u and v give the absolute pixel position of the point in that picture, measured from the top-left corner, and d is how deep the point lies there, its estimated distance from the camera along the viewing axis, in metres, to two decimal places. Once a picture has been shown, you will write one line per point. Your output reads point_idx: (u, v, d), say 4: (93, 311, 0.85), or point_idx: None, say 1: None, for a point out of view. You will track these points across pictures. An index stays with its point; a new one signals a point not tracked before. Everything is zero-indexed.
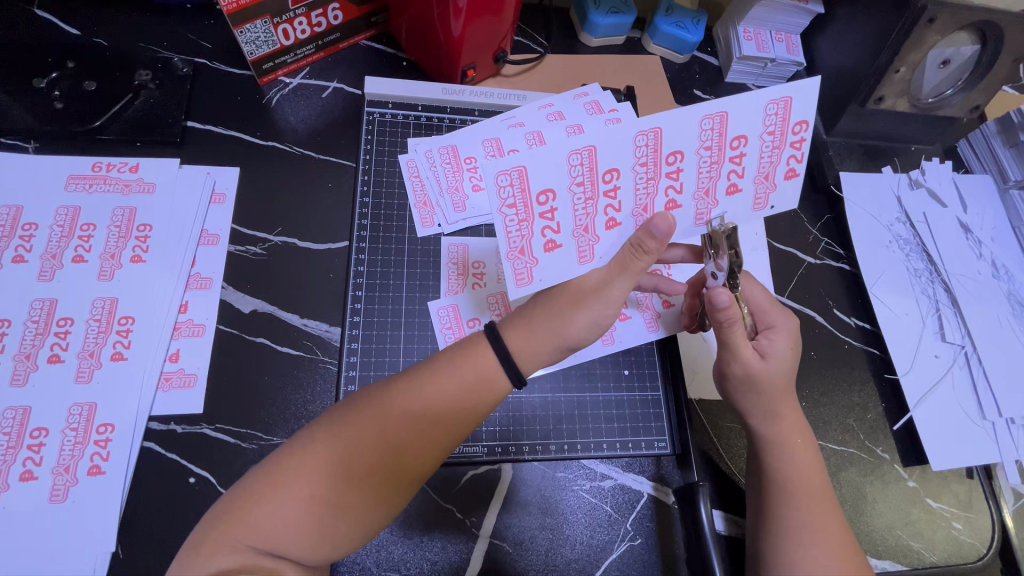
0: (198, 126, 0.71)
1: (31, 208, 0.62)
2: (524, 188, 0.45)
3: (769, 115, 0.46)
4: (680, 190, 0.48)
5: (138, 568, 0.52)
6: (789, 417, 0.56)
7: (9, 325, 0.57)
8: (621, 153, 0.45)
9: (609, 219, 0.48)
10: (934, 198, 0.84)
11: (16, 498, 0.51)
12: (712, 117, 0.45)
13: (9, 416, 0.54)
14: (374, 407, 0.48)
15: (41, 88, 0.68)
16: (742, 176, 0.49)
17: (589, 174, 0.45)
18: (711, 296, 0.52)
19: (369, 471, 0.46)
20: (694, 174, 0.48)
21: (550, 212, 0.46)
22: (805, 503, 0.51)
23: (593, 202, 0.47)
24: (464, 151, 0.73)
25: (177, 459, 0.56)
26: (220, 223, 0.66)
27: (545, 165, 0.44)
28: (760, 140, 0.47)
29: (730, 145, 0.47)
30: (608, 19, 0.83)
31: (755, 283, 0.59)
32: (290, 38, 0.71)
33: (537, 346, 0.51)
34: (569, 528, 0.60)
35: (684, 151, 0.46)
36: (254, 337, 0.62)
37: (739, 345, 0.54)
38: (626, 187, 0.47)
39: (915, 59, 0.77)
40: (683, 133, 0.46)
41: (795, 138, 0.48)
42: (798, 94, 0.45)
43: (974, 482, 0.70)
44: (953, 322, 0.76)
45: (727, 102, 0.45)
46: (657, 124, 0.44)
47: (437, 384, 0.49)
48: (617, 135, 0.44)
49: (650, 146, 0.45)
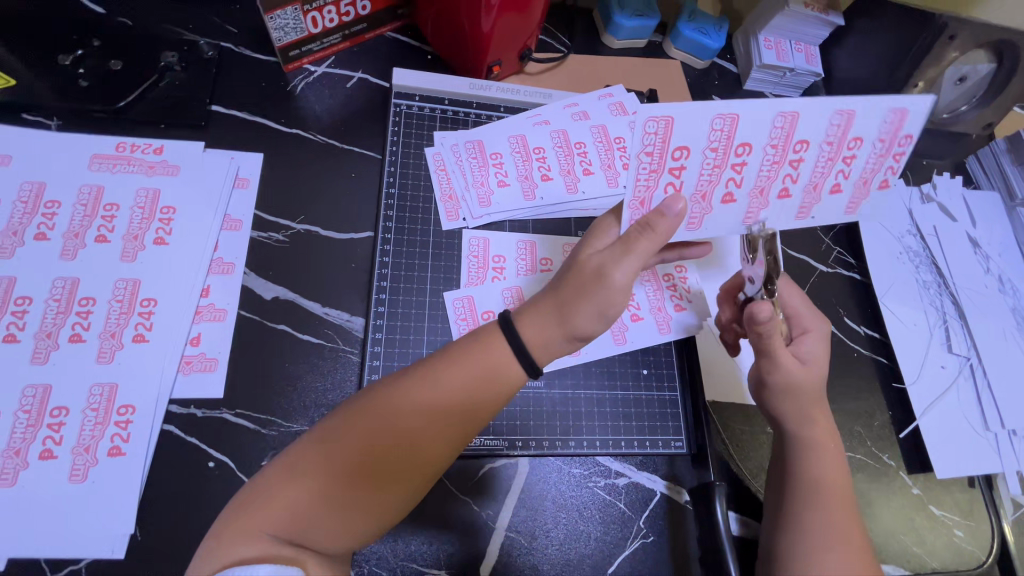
0: (222, 110, 0.70)
1: (54, 186, 0.62)
2: (666, 140, 0.47)
3: (884, 122, 0.48)
4: (796, 180, 0.50)
5: (156, 551, 0.52)
6: (822, 422, 0.56)
7: (29, 303, 0.57)
8: (758, 129, 0.47)
9: (727, 193, 0.51)
10: (944, 211, 0.85)
11: (35, 477, 0.51)
12: (841, 113, 0.47)
13: (29, 394, 0.53)
14: (385, 401, 0.48)
15: (65, 65, 0.67)
16: (847, 176, 0.51)
17: (724, 142, 0.48)
18: (755, 305, 0.54)
19: (381, 462, 0.46)
20: (811, 167, 0.50)
21: (678, 169, 0.49)
22: (816, 507, 0.52)
23: (719, 171, 0.49)
24: (489, 147, 0.73)
25: (197, 444, 0.56)
26: (243, 208, 0.66)
27: (693, 120, 0.46)
28: (871, 146, 0.49)
29: (846, 144, 0.49)
30: (632, 22, 0.83)
31: (795, 289, 0.61)
32: (318, 27, 0.71)
33: (548, 335, 0.50)
34: (584, 524, 0.60)
35: (809, 142, 0.48)
36: (275, 324, 0.61)
37: (782, 353, 0.55)
38: (752, 165, 0.49)
39: (932, 75, 0.81)
40: (818, 123, 0.47)
41: (899, 149, 0.49)
42: (916, 107, 0.47)
43: (976, 491, 0.72)
44: (960, 334, 0.78)
45: (857, 100, 0.47)
46: (795, 109, 0.47)
47: (449, 377, 0.49)
48: (759, 109, 0.47)
49: (783, 129, 0.48)
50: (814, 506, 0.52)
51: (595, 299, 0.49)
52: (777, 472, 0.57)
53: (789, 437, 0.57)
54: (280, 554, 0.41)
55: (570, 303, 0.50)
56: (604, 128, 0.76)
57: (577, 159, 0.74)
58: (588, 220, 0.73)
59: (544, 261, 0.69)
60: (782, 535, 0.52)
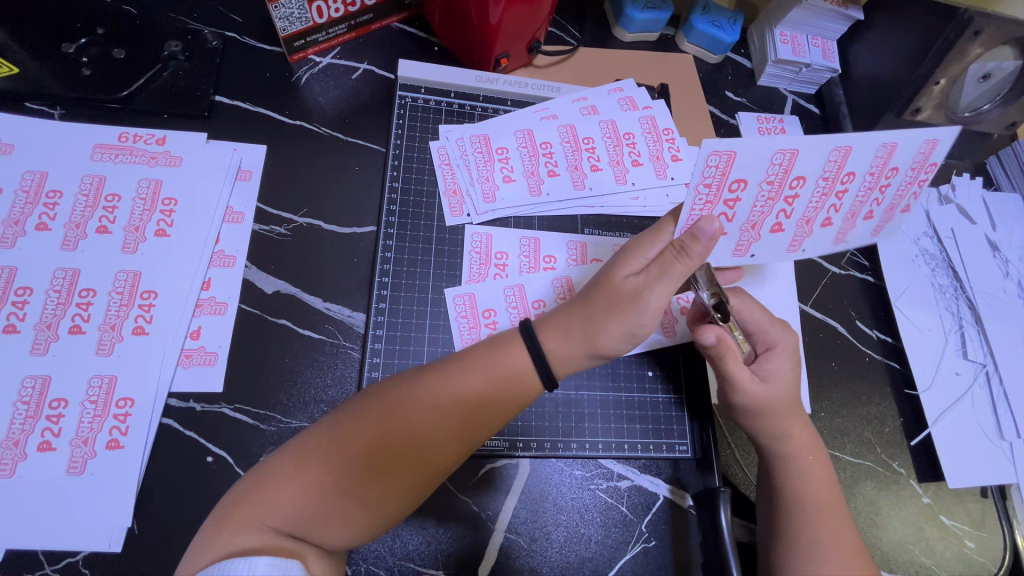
0: (226, 101, 0.69)
1: (56, 176, 0.61)
2: (726, 173, 0.50)
3: (917, 154, 0.50)
4: (841, 210, 0.54)
5: (151, 545, 0.51)
6: (800, 435, 0.54)
7: (29, 293, 0.56)
8: (813, 163, 0.50)
9: (776, 223, 0.54)
10: (963, 213, 0.83)
11: (32, 468, 0.51)
12: (892, 147, 0.50)
13: (29, 385, 0.53)
14: (394, 396, 0.47)
15: (69, 53, 0.67)
16: (888, 207, 0.54)
17: (781, 175, 0.51)
18: (699, 333, 0.53)
19: (387, 461, 0.45)
20: (855, 198, 0.53)
21: (734, 201, 0.52)
22: (819, 516, 0.51)
23: (772, 203, 0.52)
24: (495, 141, 0.72)
25: (195, 437, 0.55)
26: (246, 201, 0.65)
27: (752, 158, 0.49)
28: (914, 177, 0.52)
29: (893, 176, 0.52)
30: (644, 15, 0.81)
31: (754, 305, 0.60)
32: (323, 16, 0.70)
33: (572, 349, 0.50)
34: (585, 527, 0.60)
35: (859, 175, 0.51)
36: (276, 319, 0.61)
37: (738, 371, 0.53)
38: (803, 197, 0.52)
39: (955, 72, 0.77)
40: (869, 158, 0.50)
41: (934, 180, 0.52)
42: (960, 141, 0.49)
43: (988, 500, 0.70)
44: (976, 340, 0.76)
45: (908, 136, 0.49)
46: (851, 144, 0.49)
47: (465, 376, 0.48)
48: (817, 147, 0.49)
49: (837, 162, 0.51)
50: (799, 521, 0.51)
51: (627, 319, 0.50)
52: (762, 484, 0.56)
53: (770, 454, 0.55)
54: (283, 547, 0.41)
55: (603, 321, 0.50)
56: (614, 124, 0.75)
57: (585, 155, 0.73)
58: (595, 217, 0.72)
59: (548, 259, 0.68)
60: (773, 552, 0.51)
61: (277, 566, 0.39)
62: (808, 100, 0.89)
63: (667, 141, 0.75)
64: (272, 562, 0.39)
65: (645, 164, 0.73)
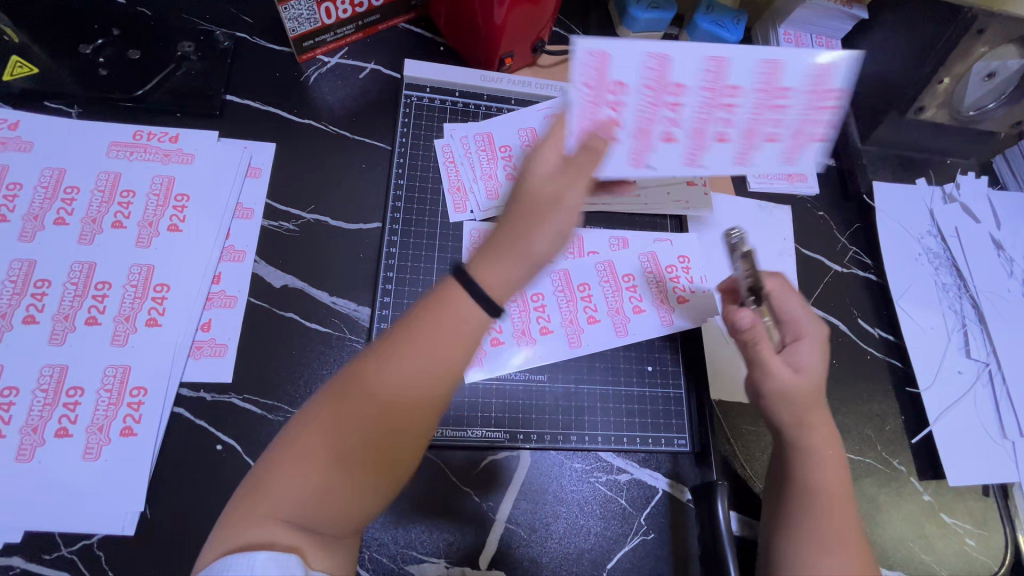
0: (237, 100, 0.71)
1: (73, 172, 0.63)
2: (604, 70, 0.51)
3: (809, 75, 0.52)
4: (730, 128, 0.53)
5: (163, 529, 0.53)
6: (822, 427, 0.53)
7: (48, 285, 0.58)
8: (689, 71, 0.52)
9: (666, 133, 0.53)
10: (967, 213, 0.83)
11: (49, 454, 0.53)
12: (766, 63, 0.52)
13: (47, 373, 0.55)
14: (370, 378, 0.42)
15: (86, 54, 0.69)
16: (784, 130, 0.53)
17: (658, 80, 0.51)
18: (732, 315, 0.57)
19: (377, 438, 0.42)
20: (743, 114, 0.53)
21: (618, 103, 0.51)
22: (829, 510, 0.50)
23: (657, 109, 0.52)
24: (498, 139, 0.74)
25: (205, 426, 0.57)
26: (255, 198, 0.66)
27: (645, 56, 0.51)
28: (799, 98, 0.53)
29: (777, 94, 0.53)
30: (648, 14, 0.82)
31: (794, 295, 0.58)
32: (332, 17, 0.72)
33: (510, 277, 0.42)
34: (584, 519, 0.61)
35: (740, 87, 0.52)
36: (283, 312, 0.62)
37: (776, 365, 0.53)
38: (686, 106, 0.52)
39: (959, 71, 0.76)
40: (745, 71, 0.52)
41: (829, 103, 0.53)
42: (839, 62, 0.52)
43: (990, 500, 0.70)
44: (979, 339, 0.76)
45: (785, 54, 0.52)
46: (724, 54, 0.52)
47: (434, 343, 0.41)
48: (691, 54, 0.51)
49: (715, 71, 0.52)
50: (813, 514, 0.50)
51: (563, 221, 0.43)
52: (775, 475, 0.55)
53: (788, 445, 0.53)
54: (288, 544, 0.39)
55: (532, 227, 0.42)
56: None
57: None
58: (596, 214, 0.73)
59: None
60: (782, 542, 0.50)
61: (276, 561, 0.37)
62: None
63: None
64: (272, 557, 0.38)
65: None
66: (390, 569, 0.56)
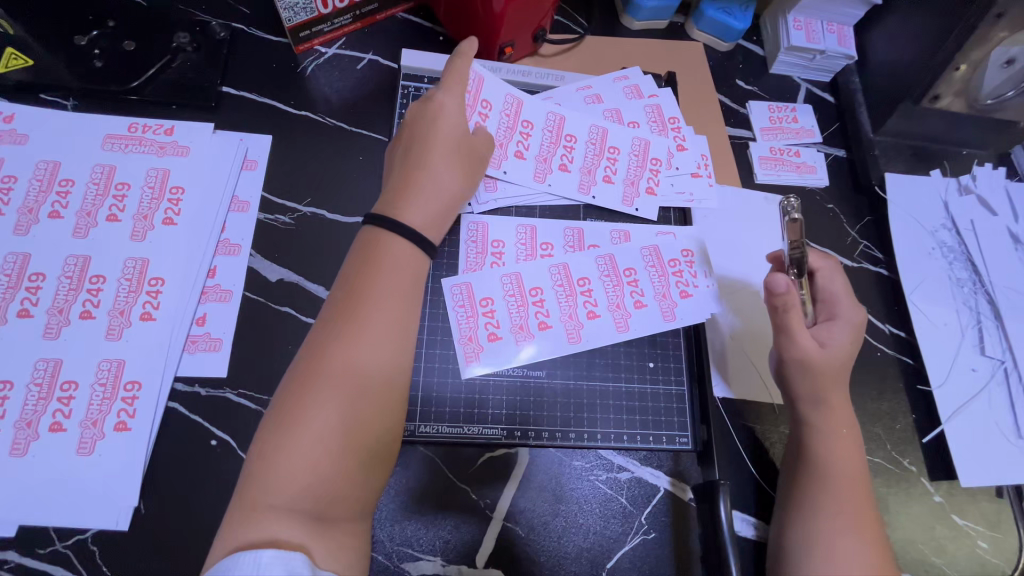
0: (233, 92, 0.70)
1: (69, 165, 0.63)
2: (475, 92, 0.69)
3: (647, 112, 0.76)
4: (571, 162, 0.71)
5: (157, 524, 0.53)
6: (839, 407, 0.58)
7: (42, 279, 0.58)
8: (537, 113, 0.72)
9: (518, 150, 0.70)
10: (983, 205, 0.80)
11: (44, 448, 0.52)
12: (606, 113, 0.75)
13: (41, 367, 0.55)
14: (338, 345, 0.46)
15: (81, 45, 0.68)
16: (614, 173, 0.72)
17: (514, 114, 0.71)
18: (770, 277, 0.57)
19: (362, 406, 0.44)
20: (580, 155, 0.72)
21: (485, 116, 0.69)
22: (840, 488, 0.54)
23: (511, 132, 0.70)
24: (486, 91, 0.70)
25: (200, 421, 0.56)
26: (251, 190, 0.66)
27: (500, 90, 0.71)
28: (626, 155, 0.73)
29: (608, 149, 0.72)
30: (653, 1, 0.80)
31: (838, 276, 0.63)
32: (328, 7, 0.70)
33: (433, 219, 0.56)
34: (583, 517, 0.59)
35: (576, 136, 0.72)
36: (279, 306, 0.62)
37: (799, 332, 0.57)
38: (535, 138, 0.71)
39: (977, 57, 0.73)
40: (581, 126, 0.72)
41: (672, 127, 0.76)
42: (665, 102, 0.77)
43: (1004, 501, 0.68)
44: (995, 336, 0.73)
45: (657, 100, 0.77)
46: (561, 114, 0.72)
47: (384, 295, 0.48)
48: (537, 103, 0.72)
49: (556, 122, 0.72)
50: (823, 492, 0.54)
51: (461, 166, 0.60)
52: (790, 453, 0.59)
53: (804, 423, 0.58)
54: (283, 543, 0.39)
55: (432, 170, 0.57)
56: (605, 133, 0.73)
57: (562, 150, 0.71)
58: (597, 207, 0.71)
59: (545, 246, 0.68)
60: (792, 518, 0.55)
61: (280, 559, 0.36)
62: (822, 88, 0.87)
63: (672, 130, 0.75)
64: (277, 554, 0.37)
65: (618, 184, 0.72)
66: (386, 567, 0.55)
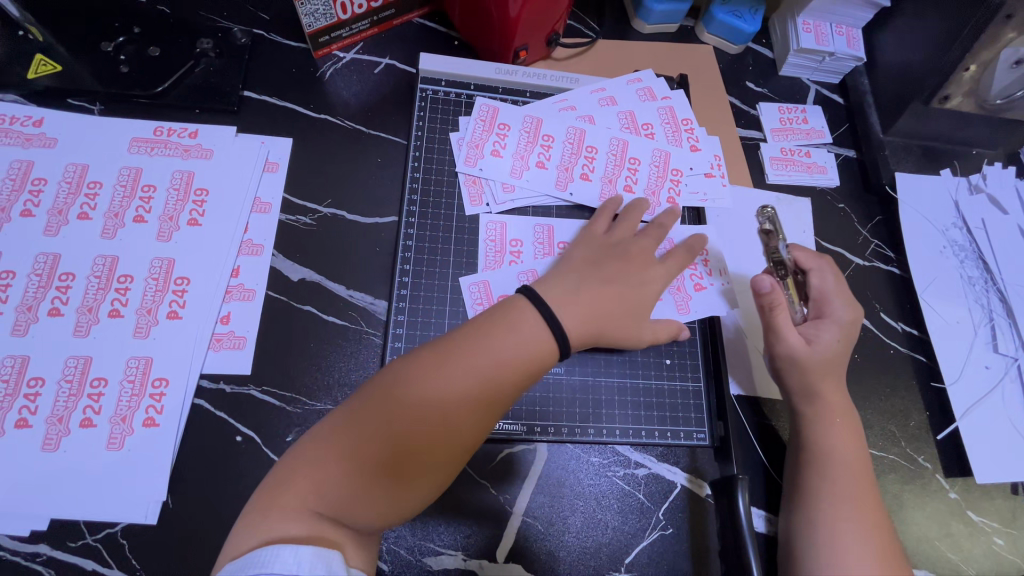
0: (254, 96, 0.72)
1: (96, 168, 0.64)
2: (493, 117, 0.72)
3: (661, 114, 0.77)
4: (592, 170, 0.72)
5: (184, 519, 0.54)
6: (833, 396, 0.60)
7: (72, 279, 0.59)
8: (557, 127, 0.73)
9: (540, 161, 0.71)
10: (994, 204, 0.81)
11: (75, 444, 0.53)
12: (623, 117, 0.76)
13: (71, 365, 0.56)
14: (415, 380, 0.47)
15: (107, 51, 0.70)
16: (635, 181, 0.72)
17: (534, 130, 0.72)
18: (756, 279, 0.63)
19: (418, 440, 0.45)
20: (601, 164, 0.72)
21: (503, 136, 0.72)
22: (841, 476, 0.56)
23: (532, 146, 0.72)
24: (502, 117, 0.73)
25: (225, 417, 0.57)
26: (273, 192, 0.67)
27: (519, 113, 0.73)
28: (647, 164, 0.73)
29: (629, 159, 0.73)
30: (664, 5, 0.81)
31: (830, 277, 0.65)
32: (347, 12, 0.72)
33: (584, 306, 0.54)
34: (602, 513, 0.60)
35: (597, 148, 0.73)
36: (302, 305, 0.63)
37: (787, 330, 0.61)
38: (556, 152, 0.72)
39: (986, 58, 0.74)
40: (601, 138, 0.73)
41: (685, 128, 0.76)
42: (678, 103, 0.78)
43: (1020, 498, 0.68)
44: (1007, 333, 0.74)
45: (669, 101, 0.78)
46: (581, 128, 0.73)
47: (483, 350, 0.48)
48: (556, 118, 0.74)
49: (576, 136, 0.73)
50: (823, 482, 0.55)
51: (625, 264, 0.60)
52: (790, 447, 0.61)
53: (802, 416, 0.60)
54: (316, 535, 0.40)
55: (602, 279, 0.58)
56: (625, 144, 0.73)
57: (583, 160, 0.72)
58: None
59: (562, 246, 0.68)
60: (797, 508, 0.56)
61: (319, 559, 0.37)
62: (831, 89, 0.88)
63: (686, 131, 0.76)
64: (316, 555, 0.37)
65: (639, 192, 0.72)
66: (408, 562, 0.56)
